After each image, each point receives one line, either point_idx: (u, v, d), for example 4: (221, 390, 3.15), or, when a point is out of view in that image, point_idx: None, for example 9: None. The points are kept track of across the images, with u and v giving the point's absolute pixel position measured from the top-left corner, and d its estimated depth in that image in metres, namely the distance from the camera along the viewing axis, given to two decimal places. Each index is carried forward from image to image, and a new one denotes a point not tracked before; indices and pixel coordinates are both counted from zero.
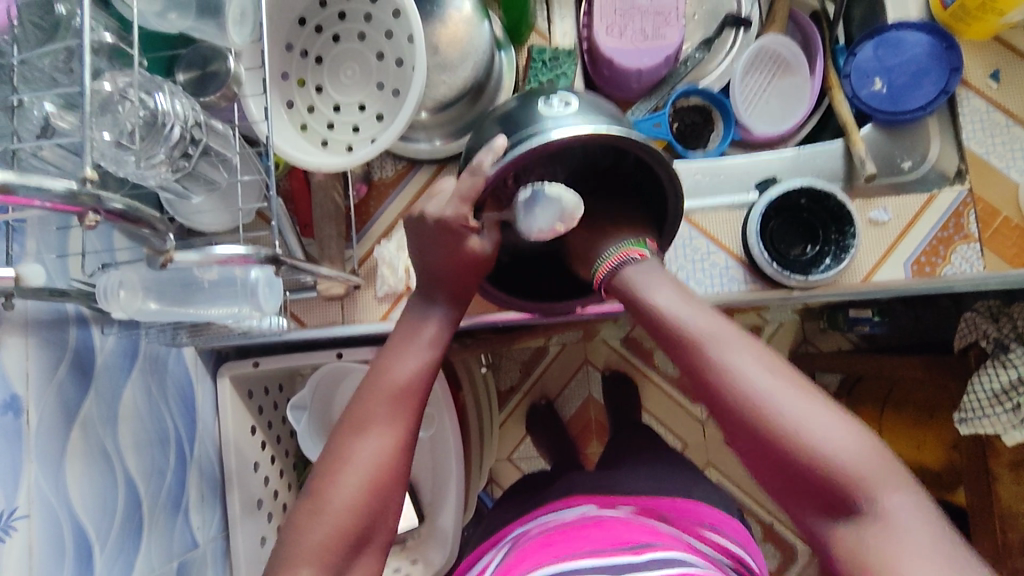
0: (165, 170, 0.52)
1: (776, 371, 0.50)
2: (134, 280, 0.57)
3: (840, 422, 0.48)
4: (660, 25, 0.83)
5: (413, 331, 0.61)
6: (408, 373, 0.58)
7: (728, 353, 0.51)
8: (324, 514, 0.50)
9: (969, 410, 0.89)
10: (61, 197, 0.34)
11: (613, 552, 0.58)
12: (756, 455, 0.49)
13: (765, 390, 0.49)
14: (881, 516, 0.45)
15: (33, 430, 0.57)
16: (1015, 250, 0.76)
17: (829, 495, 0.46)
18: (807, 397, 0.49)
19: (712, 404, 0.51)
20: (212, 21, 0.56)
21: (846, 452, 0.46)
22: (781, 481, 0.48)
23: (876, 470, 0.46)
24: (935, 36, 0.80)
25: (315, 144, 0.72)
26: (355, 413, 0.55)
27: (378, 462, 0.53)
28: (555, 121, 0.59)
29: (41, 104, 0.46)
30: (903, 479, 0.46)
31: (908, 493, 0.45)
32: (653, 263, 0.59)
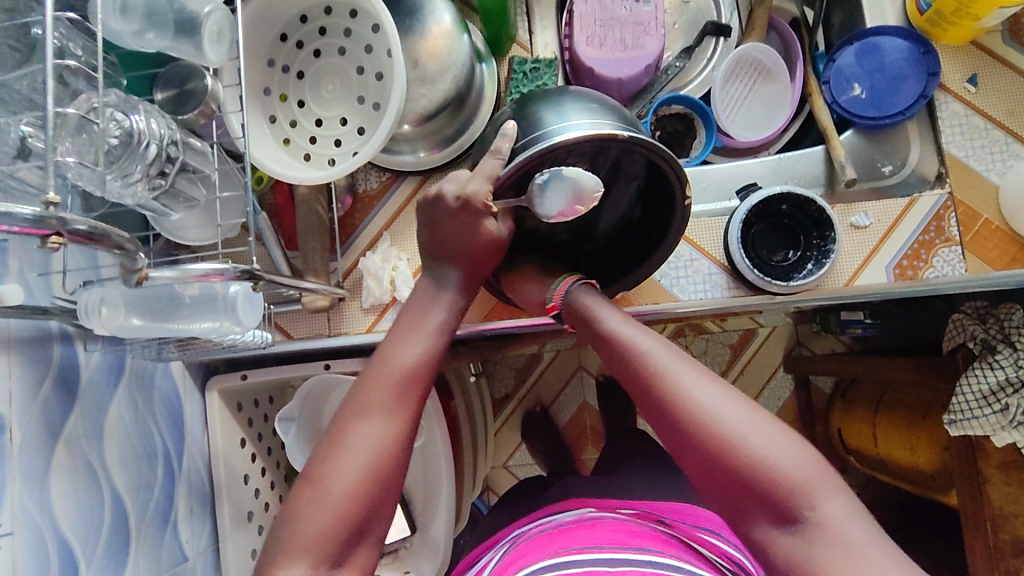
0: (142, 189, 0.53)
1: (715, 386, 0.52)
2: (117, 297, 0.57)
3: (775, 431, 0.50)
4: (640, 35, 0.84)
5: (416, 321, 0.63)
6: (413, 362, 0.59)
7: (670, 371, 0.53)
8: (325, 499, 0.50)
9: (957, 411, 0.87)
10: (28, 221, 0.35)
11: (608, 560, 0.57)
12: (699, 471, 0.50)
13: (708, 405, 0.50)
14: (818, 524, 0.46)
15: (17, 448, 0.57)
16: (996, 253, 0.76)
17: (772, 505, 0.47)
18: (747, 408, 0.51)
19: (658, 422, 0.53)
20: (189, 40, 0.57)
21: (786, 461, 0.48)
22: (725, 497, 0.49)
23: (812, 476, 0.47)
24: (912, 42, 0.82)
25: (298, 158, 0.73)
26: (361, 396, 0.56)
27: (380, 447, 0.53)
28: (559, 122, 0.61)
29: (17, 125, 0.47)
30: (838, 486, 0.48)
31: (840, 497, 0.47)
32: (586, 290, 0.65)
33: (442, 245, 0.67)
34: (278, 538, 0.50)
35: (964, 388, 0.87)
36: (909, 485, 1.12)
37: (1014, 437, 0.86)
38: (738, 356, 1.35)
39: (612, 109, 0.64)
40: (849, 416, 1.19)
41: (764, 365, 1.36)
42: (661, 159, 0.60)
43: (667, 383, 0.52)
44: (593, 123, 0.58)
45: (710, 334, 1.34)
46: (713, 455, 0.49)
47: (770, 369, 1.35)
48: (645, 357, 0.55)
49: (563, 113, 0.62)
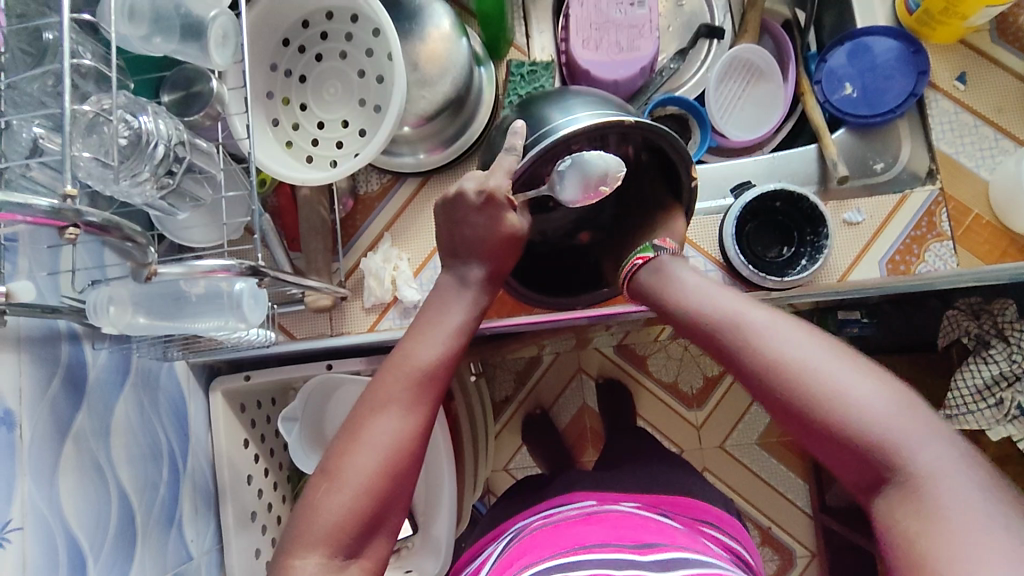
0: (151, 188, 0.54)
1: (807, 337, 0.52)
2: (124, 296, 0.59)
3: (868, 376, 0.48)
4: (635, 37, 0.85)
5: (439, 316, 0.63)
6: (432, 358, 0.59)
7: (754, 326, 0.54)
8: (340, 491, 0.51)
9: (954, 406, 0.90)
10: (43, 212, 0.36)
11: (617, 560, 0.58)
12: (792, 423, 0.50)
13: (794, 355, 0.50)
14: (918, 471, 0.44)
15: (26, 444, 0.58)
16: (987, 247, 0.78)
17: (866, 453, 0.46)
18: (837, 358, 0.50)
19: (746, 378, 0.53)
20: (195, 44, 0.58)
21: (878, 408, 0.46)
22: (821, 448, 0.49)
23: (903, 422, 0.46)
24: (901, 41, 0.83)
25: (300, 160, 0.74)
26: (380, 392, 0.57)
27: (395, 444, 0.54)
28: (564, 118, 0.63)
29: (30, 126, 0.48)
30: (939, 434, 0.46)
31: (943, 445, 0.45)
32: (666, 259, 0.65)
33: (450, 244, 0.67)
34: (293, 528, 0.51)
35: (959, 382, 0.89)
36: None
37: (1009, 430, 0.87)
38: None
39: (610, 100, 0.67)
40: None
41: None
42: (675, 150, 0.64)
43: (749, 336, 0.53)
44: (599, 112, 0.60)
45: None
46: (802, 406, 0.49)
47: None
48: (725, 312, 0.56)
49: (569, 108, 0.65)
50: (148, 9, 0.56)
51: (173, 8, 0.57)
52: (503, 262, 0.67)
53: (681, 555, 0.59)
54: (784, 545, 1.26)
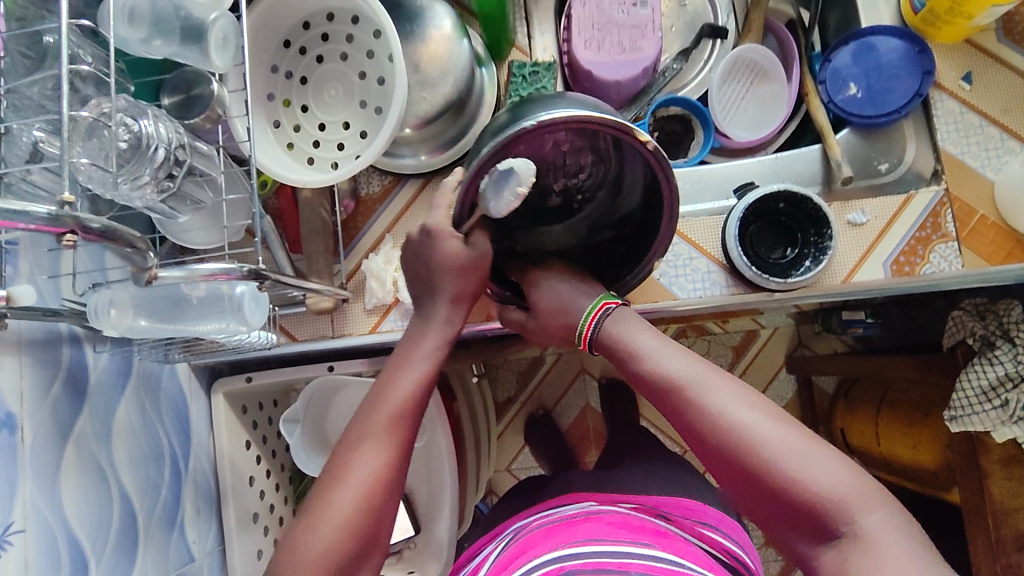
0: (151, 191, 0.54)
1: (756, 407, 0.53)
2: (125, 298, 0.59)
3: (814, 447, 0.50)
4: (637, 37, 0.85)
5: (412, 350, 0.64)
6: (409, 392, 0.60)
7: (705, 393, 0.54)
8: (321, 526, 0.52)
9: (958, 407, 0.88)
10: (44, 220, 0.36)
11: (610, 552, 0.58)
12: (742, 490, 0.51)
13: (744, 424, 0.51)
14: (859, 540, 0.46)
15: (28, 447, 0.58)
16: (992, 248, 0.77)
17: (812, 521, 0.48)
18: (785, 428, 0.51)
19: (699, 442, 0.54)
20: (195, 47, 0.58)
21: (824, 478, 0.48)
22: (772, 514, 0.51)
23: (851, 492, 0.47)
24: (907, 41, 0.82)
25: (302, 162, 0.74)
26: (357, 428, 0.57)
27: (376, 477, 0.55)
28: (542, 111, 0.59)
29: (30, 130, 0.48)
30: (883, 501, 0.48)
31: (884, 511, 0.47)
32: (620, 312, 0.64)
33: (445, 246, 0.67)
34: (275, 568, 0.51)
35: (966, 383, 0.87)
36: (912, 483, 1.12)
37: (1015, 433, 0.86)
38: (740, 357, 1.36)
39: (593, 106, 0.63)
40: (852, 416, 1.19)
41: (766, 366, 1.36)
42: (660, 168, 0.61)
43: (703, 404, 0.53)
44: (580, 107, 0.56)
45: (712, 335, 1.34)
46: (753, 474, 0.50)
47: (772, 370, 1.36)
48: (677, 378, 0.56)
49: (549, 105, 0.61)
50: (148, 11, 0.56)
51: (172, 10, 0.57)
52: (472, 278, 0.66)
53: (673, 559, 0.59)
54: None
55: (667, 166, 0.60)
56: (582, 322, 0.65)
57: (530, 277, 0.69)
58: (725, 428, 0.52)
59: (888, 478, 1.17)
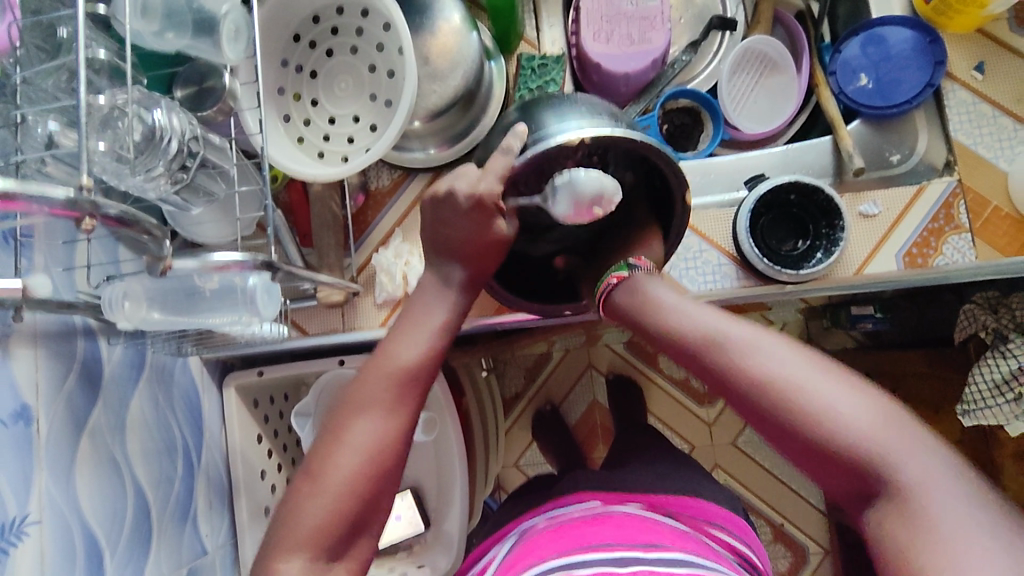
0: (165, 183, 0.54)
1: (793, 354, 0.51)
2: (139, 292, 0.59)
3: (855, 392, 0.48)
4: (646, 29, 0.85)
5: (422, 316, 0.63)
6: (414, 359, 0.60)
7: (739, 341, 0.52)
8: (321, 498, 0.52)
9: (971, 401, 0.90)
10: (61, 204, 0.36)
11: (621, 558, 0.58)
12: (783, 442, 0.49)
13: (782, 372, 0.49)
14: (912, 488, 0.44)
15: (44, 439, 0.58)
16: (1006, 240, 0.76)
17: (860, 470, 0.46)
18: (825, 375, 0.49)
19: (731, 393, 0.52)
20: (208, 40, 0.59)
21: (868, 424, 0.46)
22: (815, 465, 0.48)
23: (896, 440, 0.45)
24: (918, 31, 0.82)
25: (312, 156, 0.74)
26: (359, 396, 0.57)
27: (378, 445, 0.55)
28: (559, 125, 0.60)
29: (45, 122, 0.48)
30: (930, 447, 0.46)
31: (934, 461, 0.45)
32: (640, 274, 0.63)
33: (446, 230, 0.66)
34: (274, 533, 0.52)
35: (977, 376, 0.88)
36: None
37: None
38: None
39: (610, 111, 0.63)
40: None
41: None
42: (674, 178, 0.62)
43: (736, 353, 0.51)
44: (591, 127, 0.57)
45: None
46: (794, 425, 0.48)
47: None
48: (706, 330, 0.54)
49: (561, 118, 0.61)
50: (160, 5, 0.56)
51: (185, 3, 0.58)
52: (483, 265, 0.64)
53: (684, 558, 0.59)
54: (797, 542, 1.25)
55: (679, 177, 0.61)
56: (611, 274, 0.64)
57: None
58: (757, 376, 0.50)
59: None
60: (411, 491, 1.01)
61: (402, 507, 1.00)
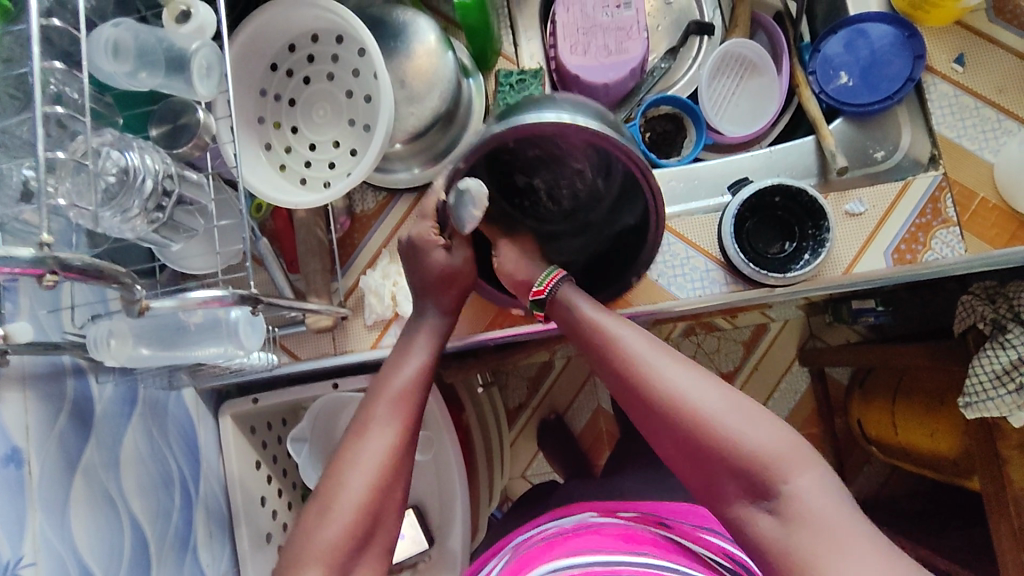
0: (141, 223, 0.55)
1: (695, 372, 0.54)
2: (125, 328, 0.59)
3: (747, 410, 0.51)
4: (623, 39, 0.85)
5: (411, 339, 0.67)
6: (410, 376, 0.63)
7: (649, 358, 0.55)
8: (333, 516, 0.53)
9: (972, 393, 0.86)
10: (28, 263, 0.37)
11: (599, 564, 0.58)
12: (684, 457, 0.52)
13: (682, 388, 0.52)
14: (791, 499, 0.47)
15: (36, 481, 0.59)
16: (995, 231, 0.76)
17: (745, 482, 0.49)
18: (720, 392, 0.52)
19: (636, 406, 0.55)
20: (180, 78, 0.58)
21: (758, 440, 0.49)
22: (706, 475, 0.51)
23: (782, 452, 0.49)
24: (896, 26, 0.82)
25: (294, 183, 0.74)
26: (362, 416, 0.59)
27: (383, 460, 0.56)
28: (533, 109, 0.61)
29: (19, 169, 0.48)
30: (812, 461, 0.49)
31: (816, 474, 0.49)
32: (569, 287, 0.65)
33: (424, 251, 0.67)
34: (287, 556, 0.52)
35: (977, 368, 0.86)
36: (933, 473, 1.10)
37: None
38: (751, 352, 1.35)
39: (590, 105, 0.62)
40: (867, 406, 1.18)
41: (778, 359, 1.35)
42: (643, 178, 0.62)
43: (645, 371, 0.54)
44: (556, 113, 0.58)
45: (721, 332, 1.33)
46: (694, 444, 0.51)
47: (785, 363, 1.35)
48: (621, 346, 0.57)
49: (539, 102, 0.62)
50: (132, 46, 0.57)
51: (155, 42, 0.58)
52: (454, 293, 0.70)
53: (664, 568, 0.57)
54: None
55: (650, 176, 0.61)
56: (538, 283, 0.67)
57: (519, 289, 0.70)
58: (663, 393, 0.53)
59: (908, 468, 1.15)
60: (412, 510, 1.00)
61: (406, 525, 1.00)
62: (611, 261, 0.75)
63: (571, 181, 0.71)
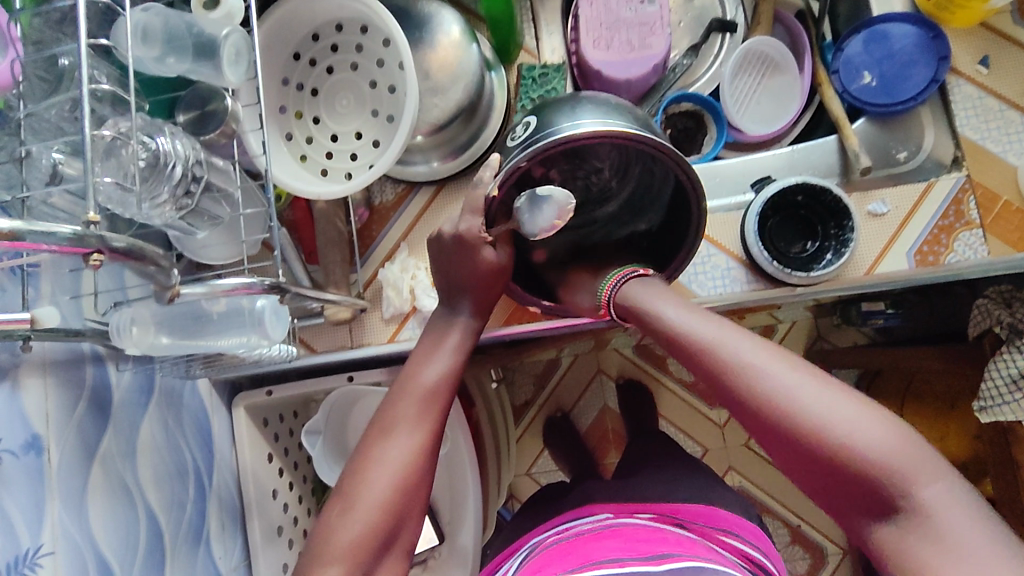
0: (170, 209, 0.54)
1: (798, 370, 0.50)
2: (146, 316, 0.58)
3: (860, 411, 0.47)
4: (646, 35, 0.84)
5: (440, 338, 0.65)
6: (434, 376, 0.61)
7: (745, 355, 0.51)
8: (355, 515, 0.52)
9: (987, 397, 0.86)
10: (69, 240, 0.36)
11: (634, 568, 0.57)
12: (789, 458, 0.49)
13: (788, 389, 0.49)
14: (918, 510, 0.44)
15: (55, 469, 0.58)
16: (1018, 234, 0.76)
17: (864, 491, 0.46)
18: (829, 391, 0.48)
19: (733, 408, 0.52)
20: (208, 63, 0.58)
21: (875, 445, 0.45)
22: (818, 480, 0.48)
23: (904, 459, 0.45)
24: (921, 27, 0.81)
25: (316, 173, 0.74)
26: (385, 416, 0.58)
27: (405, 461, 0.56)
28: (568, 120, 0.61)
29: (48, 153, 0.47)
30: (940, 466, 0.45)
31: (943, 480, 0.44)
32: (636, 285, 0.64)
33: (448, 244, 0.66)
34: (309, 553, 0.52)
35: (993, 371, 0.85)
36: None
37: None
38: None
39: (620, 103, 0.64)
40: None
41: None
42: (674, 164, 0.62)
43: (742, 370, 0.51)
44: (598, 120, 0.59)
45: None
46: (797, 446, 0.48)
47: None
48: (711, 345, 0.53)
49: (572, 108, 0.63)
50: (160, 30, 0.56)
51: (184, 28, 0.57)
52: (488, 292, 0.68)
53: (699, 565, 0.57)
54: (816, 544, 1.26)
55: (684, 163, 0.61)
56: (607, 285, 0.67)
57: None
58: (762, 396, 0.49)
59: None
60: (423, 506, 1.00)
61: None
62: (648, 254, 0.75)
63: (588, 179, 0.70)
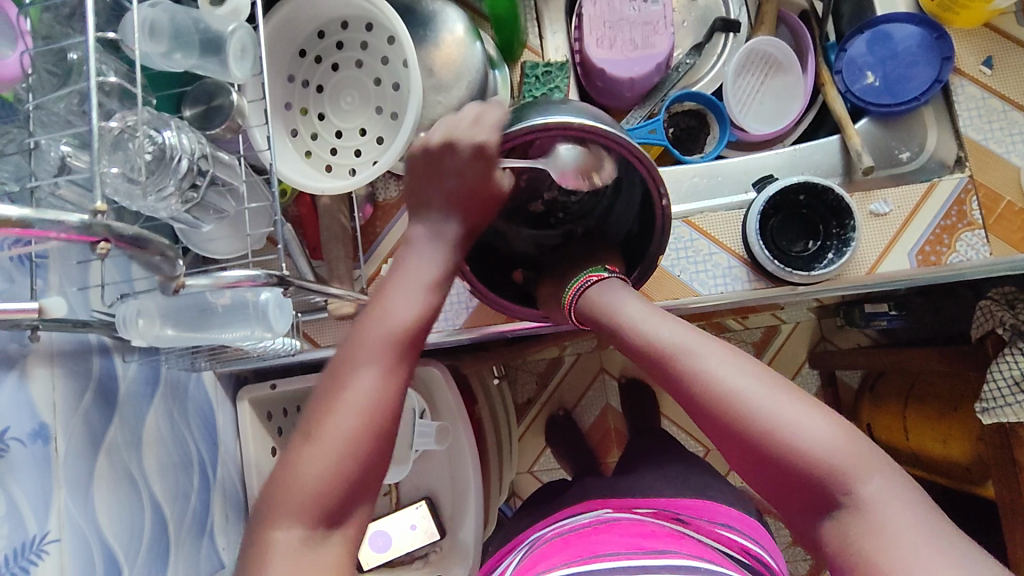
0: (176, 202, 0.55)
1: (751, 372, 0.53)
2: (152, 309, 0.59)
3: (808, 412, 0.50)
4: (649, 34, 0.85)
5: (412, 273, 0.63)
6: (410, 318, 0.59)
7: (704, 358, 0.54)
8: (316, 457, 0.51)
9: (989, 399, 0.85)
10: (76, 228, 0.37)
11: (631, 565, 0.57)
12: (743, 456, 0.52)
13: (742, 389, 0.51)
14: (859, 504, 0.46)
15: (62, 457, 0.59)
16: (1020, 235, 0.76)
17: (812, 487, 0.48)
18: (779, 392, 0.51)
19: (693, 408, 0.54)
20: (215, 59, 0.59)
21: (820, 444, 0.48)
22: (770, 477, 0.50)
23: (847, 457, 0.48)
24: (924, 27, 0.82)
25: (321, 170, 0.75)
26: (352, 352, 0.56)
27: (372, 400, 0.54)
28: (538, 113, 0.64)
29: (57, 145, 0.48)
30: (879, 463, 0.48)
31: (883, 475, 0.47)
32: (603, 287, 0.67)
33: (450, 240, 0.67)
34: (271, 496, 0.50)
35: (995, 373, 0.85)
36: (944, 479, 1.09)
37: None
38: (762, 353, 1.35)
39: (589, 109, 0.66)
40: (878, 410, 1.18)
41: (789, 361, 1.35)
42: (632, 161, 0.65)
43: (699, 372, 0.53)
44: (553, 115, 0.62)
45: (733, 333, 1.33)
46: (752, 444, 0.50)
47: (796, 365, 1.34)
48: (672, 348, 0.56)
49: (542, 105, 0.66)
50: (167, 26, 0.56)
51: (191, 23, 0.58)
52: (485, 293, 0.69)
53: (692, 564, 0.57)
54: None
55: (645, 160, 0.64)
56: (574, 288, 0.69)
57: None
58: (719, 395, 0.52)
59: (919, 474, 1.14)
60: (425, 501, 1.00)
61: (418, 516, 1.00)
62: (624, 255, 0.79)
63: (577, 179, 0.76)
